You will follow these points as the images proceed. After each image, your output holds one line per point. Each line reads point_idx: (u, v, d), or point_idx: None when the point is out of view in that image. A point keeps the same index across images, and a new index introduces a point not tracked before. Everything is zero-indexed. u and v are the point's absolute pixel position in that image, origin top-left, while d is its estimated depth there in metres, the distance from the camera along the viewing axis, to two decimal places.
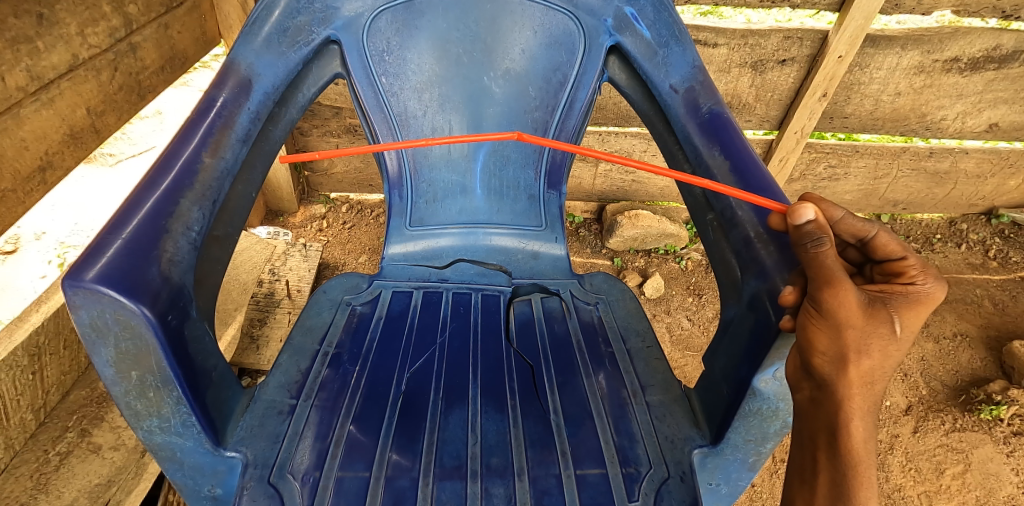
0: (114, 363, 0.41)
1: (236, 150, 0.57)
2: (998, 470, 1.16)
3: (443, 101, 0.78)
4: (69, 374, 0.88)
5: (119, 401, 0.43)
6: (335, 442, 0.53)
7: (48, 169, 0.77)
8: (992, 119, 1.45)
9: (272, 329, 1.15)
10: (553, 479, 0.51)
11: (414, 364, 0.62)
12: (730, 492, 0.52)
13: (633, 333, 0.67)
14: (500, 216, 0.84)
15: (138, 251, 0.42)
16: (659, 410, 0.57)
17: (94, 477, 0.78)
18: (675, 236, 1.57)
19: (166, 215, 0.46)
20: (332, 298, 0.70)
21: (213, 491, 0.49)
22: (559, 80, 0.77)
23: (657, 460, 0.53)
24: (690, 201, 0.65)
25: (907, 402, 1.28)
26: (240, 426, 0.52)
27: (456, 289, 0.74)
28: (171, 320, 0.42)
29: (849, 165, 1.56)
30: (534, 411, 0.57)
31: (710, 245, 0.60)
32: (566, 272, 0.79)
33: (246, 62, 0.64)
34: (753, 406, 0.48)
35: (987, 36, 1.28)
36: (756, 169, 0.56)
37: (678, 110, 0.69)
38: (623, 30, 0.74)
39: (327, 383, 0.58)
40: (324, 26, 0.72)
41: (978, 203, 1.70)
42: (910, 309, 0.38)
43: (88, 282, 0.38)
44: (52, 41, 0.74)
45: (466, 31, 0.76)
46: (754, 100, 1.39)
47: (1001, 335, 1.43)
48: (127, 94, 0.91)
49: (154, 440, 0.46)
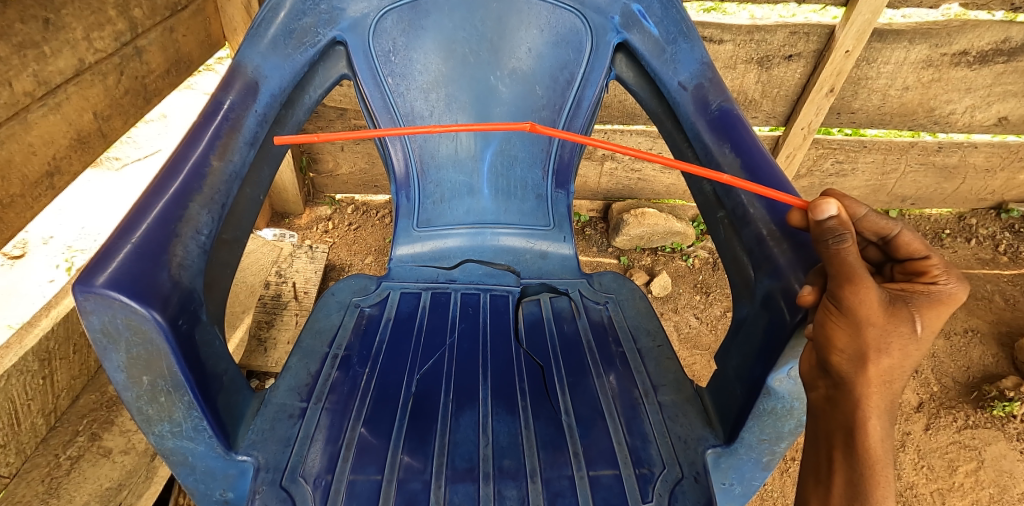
0: (126, 368, 0.41)
1: (244, 153, 0.57)
2: (1012, 467, 1.15)
3: (450, 101, 0.78)
4: (79, 378, 0.88)
5: (131, 406, 0.43)
6: (346, 445, 0.53)
7: (55, 175, 0.77)
8: (1002, 113, 1.43)
9: (279, 331, 1.15)
10: (566, 480, 0.51)
11: (424, 366, 0.62)
12: (744, 492, 0.51)
13: (644, 333, 0.67)
14: (506, 217, 0.83)
15: (148, 255, 0.42)
16: (671, 410, 0.57)
17: (104, 482, 0.78)
18: (681, 234, 1.57)
19: (175, 219, 0.46)
20: (340, 301, 0.69)
21: (224, 495, 0.49)
22: (566, 78, 0.77)
23: (669, 460, 0.52)
24: (701, 199, 0.64)
25: (918, 399, 1.26)
26: (251, 430, 0.52)
27: (465, 290, 0.74)
28: (181, 325, 0.42)
29: (856, 161, 1.55)
30: (545, 412, 0.57)
31: (721, 243, 0.60)
32: (575, 272, 0.79)
33: (252, 65, 0.64)
34: (767, 406, 0.47)
35: (995, 29, 1.26)
36: (768, 165, 0.56)
37: (687, 107, 0.68)
38: (630, 27, 0.74)
39: (337, 386, 0.58)
40: (330, 27, 0.72)
41: (988, 197, 1.68)
42: (931, 308, 0.37)
43: (99, 287, 0.38)
44: (58, 45, 0.74)
45: (472, 31, 0.75)
46: (760, 96, 1.37)
47: (1013, 331, 1.42)
48: (133, 99, 0.91)
49: (165, 444, 0.45)
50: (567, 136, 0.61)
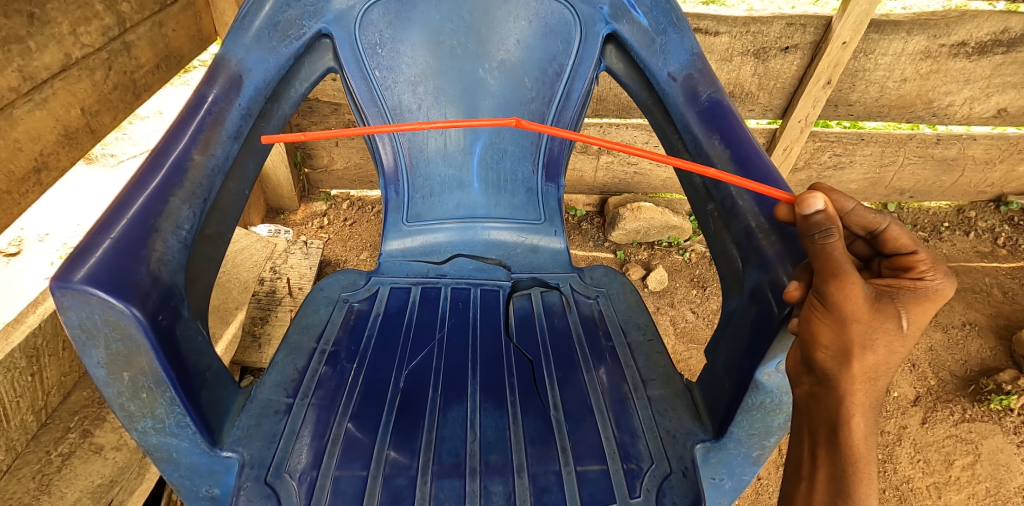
0: (105, 365, 0.41)
1: (227, 147, 0.56)
2: (1008, 461, 1.14)
3: (438, 94, 0.77)
4: (70, 375, 0.88)
5: (112, 402, 0.43)
6: (332, 440, 0.52)
7: (43, 170, 0.77)
8: (1001, 104, 1.42)
9: (273, 327, 1.15)
10: (553, 476, 0.50)
11: (413, 360, 0.61)
12: (734, 487, 0.51)
13: (634, 327, 0.66)
14: (498, 211, 0.83)
15: (126, 251, 0.41)
16: (660, 405, 0.56)
17: (95, 478, 0.78)
18: (678, 229, 1.56)
19: (155, 214, 0.45)
20: (329, 296, 0.69)
21: (210, 492, 0.48)
22: (555, 70, 0.76)
23: (658, 455, 0.52)
24: (690, 192, 0.63)
25: (915, 392, 1.26)
26: (236, 426, 0.51)
27: (455, 284, 0.74)
28: (161, 321, 0.41)
29: (854, 154, 1.54)
30: (534, 407, 0.57)
31: (711, 237, 0.59)
32: (566, 266, 0.78)
33: (236, 58, 0.64)
34: (756, 400, 0.47)
35: (994, 19, 1.25)
36: (758, 158, 0.55)
37: (677, 99, 0.67)
38: (619, 18, 0.73)
39: (324, 381, 0.58)
40: (316, 19, 0.71)
41: (987, 190, 1.67)
42: (917, 304, 0.36)
43: (77, 283, 0.38)
44: (44, 40, 0.73)
45: (460, 22, 0.75)
46: (757, 89, 1.36)
47: (1011, 324, 1.41)
48: (122, 94, 0.90)
49: (149, 441, 0.45)
50: (554, 130, 0.60)
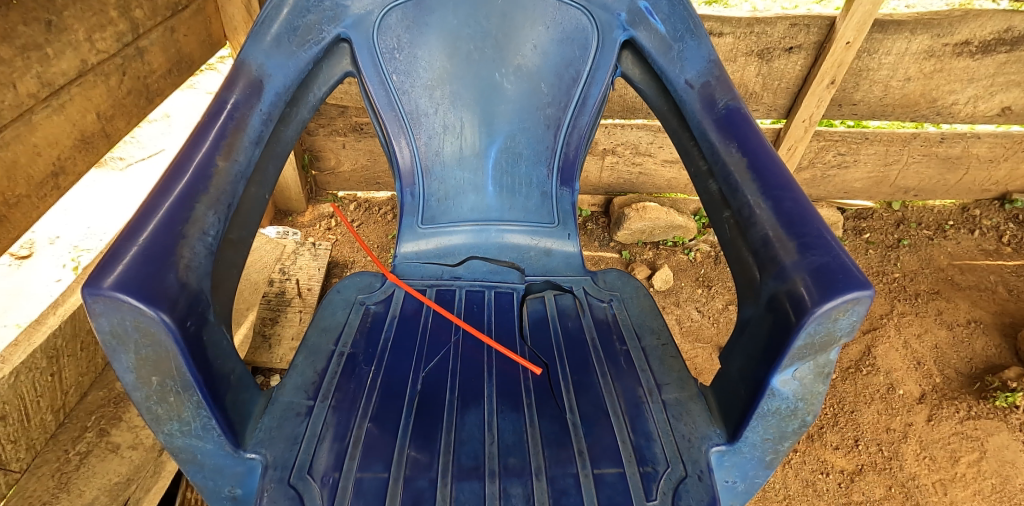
0: (135, 369, 0.42)
1: (249, 153, 0.57)
2: (1014, 458, 1.15)
3: (454, 99, 0.79)
4: (87, 375, 0.89)
5: (140, 405, 0.44)
6: (353, 442, 0.53)
7: (60, 175, 0.78)
8: (1005, 103, 1.42)
9: (284, 328, 1.16)
10: (570, 478, 0.51)
11: (430, 363, 0.62)
12: (746, 490, 0.52)
13: (648, 331, 0.67)
14: (511, 214, 0.84)
15: (155, 258, 0.42)
16: (676, 409, 0.57)
17: (112, 477, 0.79)
18: (682, 228, 1.57)
19: (182, 221, 0.46)
20: (345, 299, 0.70)
21: (233, 492, 0.49)
22: (571, 76, 0.77)
23: (673, 458, 0.53)
24: (706, 198, 0.64)
25: (920, 390, 1.27)
26: (258, 428, 0.53)
27: (469, 287, 0.75)
28: (189, 326, 0.42)
29: (858, 153, 1.55)
30: (550, 411, 0.58)
31: (727, 243, 0.59)
32: (579, 270, 0.79)
33: (256, 63, 0.65)
34: (771, 406, 0.48)
35: (998, 18, 1.26)
36: (774, 165, 0.56)
37: (693, 106, 0.68)
38: (636, 24, 0.74)
39: (343, 384, 0.59)
40: (335, 24, 0.72)
41: (991, 188, 1.67)
42: None
43: (107, 289, 0.39)
44: (61, 47, 0.74)
45: (476, 27, 0.76)
46: (761, 89, 1.37)
47: (1016, 322, 1.41)
48: (135, 99, 0.92)
49: (175, 443, 0.46)
50: None
